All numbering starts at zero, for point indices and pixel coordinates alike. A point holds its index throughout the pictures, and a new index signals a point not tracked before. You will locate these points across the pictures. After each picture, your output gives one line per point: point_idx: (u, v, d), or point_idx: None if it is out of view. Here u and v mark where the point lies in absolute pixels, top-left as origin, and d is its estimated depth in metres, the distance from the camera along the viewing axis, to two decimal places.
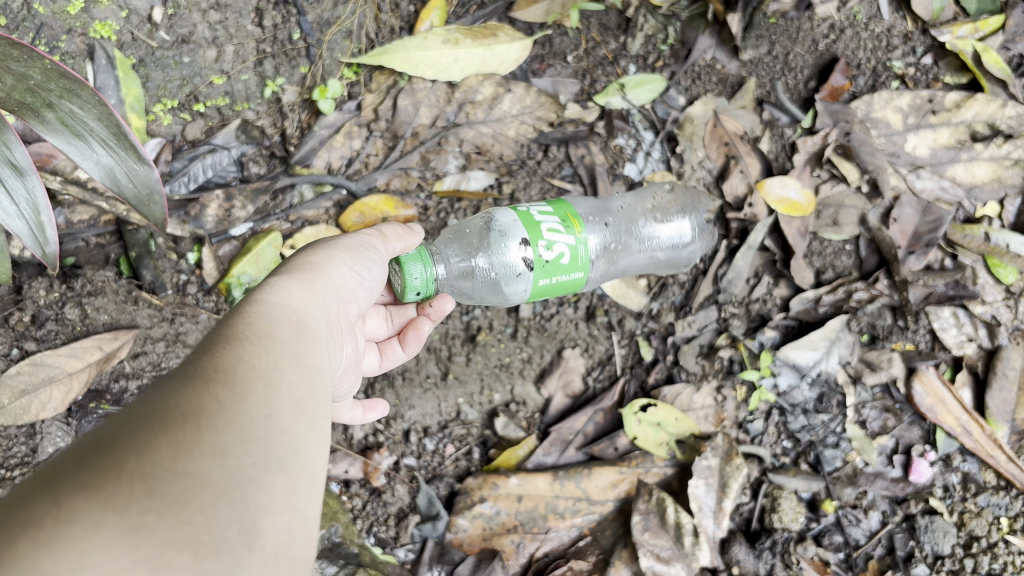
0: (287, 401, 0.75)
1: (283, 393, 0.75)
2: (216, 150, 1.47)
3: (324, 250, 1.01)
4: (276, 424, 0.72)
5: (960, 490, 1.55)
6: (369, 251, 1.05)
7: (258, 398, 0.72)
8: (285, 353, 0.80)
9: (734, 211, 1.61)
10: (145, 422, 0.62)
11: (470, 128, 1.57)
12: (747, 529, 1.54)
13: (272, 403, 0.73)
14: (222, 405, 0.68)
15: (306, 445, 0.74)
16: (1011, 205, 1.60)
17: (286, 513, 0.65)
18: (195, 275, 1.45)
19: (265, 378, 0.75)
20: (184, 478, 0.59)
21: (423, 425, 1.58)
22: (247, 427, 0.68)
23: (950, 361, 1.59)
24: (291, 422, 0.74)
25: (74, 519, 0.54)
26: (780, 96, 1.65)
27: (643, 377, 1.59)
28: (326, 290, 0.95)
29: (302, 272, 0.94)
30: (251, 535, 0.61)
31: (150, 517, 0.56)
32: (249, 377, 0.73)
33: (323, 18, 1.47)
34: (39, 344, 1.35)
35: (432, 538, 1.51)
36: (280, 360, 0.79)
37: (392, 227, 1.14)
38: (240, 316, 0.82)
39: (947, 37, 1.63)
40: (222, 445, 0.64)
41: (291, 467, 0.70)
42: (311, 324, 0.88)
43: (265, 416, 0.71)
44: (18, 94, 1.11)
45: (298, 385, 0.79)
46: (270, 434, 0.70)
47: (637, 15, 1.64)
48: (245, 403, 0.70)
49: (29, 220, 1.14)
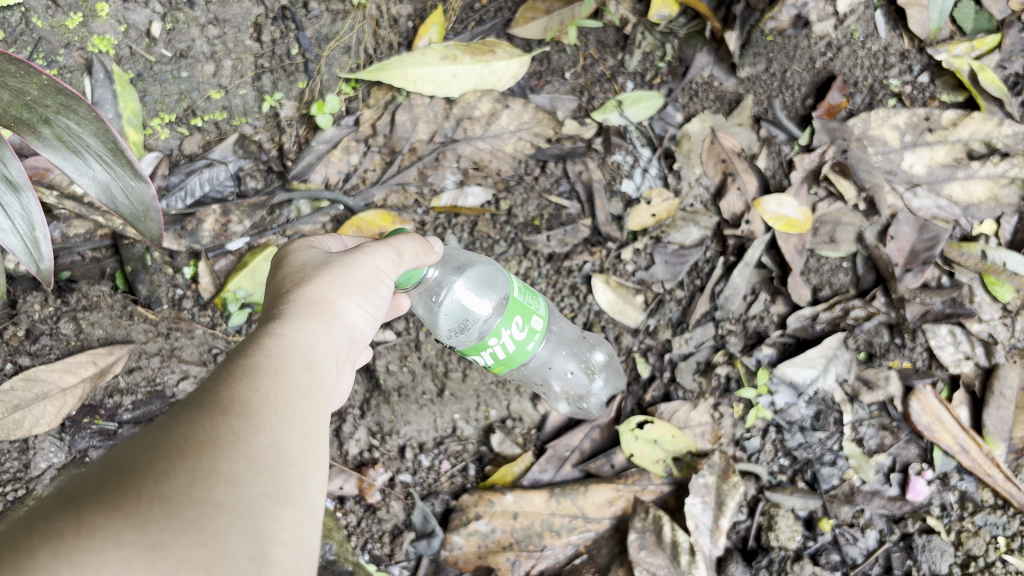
0: (296, 435, 0.78)
1: (294, 428, 0.78)
2: (213, 165, 1.47)
3: (341, 277, 0.96)
4: (286, 458, 0.75)
5: (957, 509, 1.55)
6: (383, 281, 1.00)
7: (271, 431, 0.75)
8: (297, 390, 0.83)
9: (731, 228, 1.62)
10: (164, 447, 0.65)
11: (468, 144, 1.56)
12: (744, 547, 1.54)
13: (284, 437, 0.76)
14: (237, 436, 0.71)
15: (313, 479, 0.77)
16: (1007, 222, 1.61)
17: (294, 542, 0.69)
18: (191, 289, 1.44)
19: (279, 414, 0.78)
20: (200, 502, 0.63)
21: (418, 441, 1.57)
22: (259, 457, 0.72)
23: (947, 380, 1.59)
24: (300, 456, 0.77)
25: (93, 534, 0.57)
26: (777, 114, 1.65)
27: (640, 395, 1.59)
28: (338, 327, 0.94)
29: (319, 309, 0.92)
30: (261, 562, 0.64)
31: (167, 536, 0.59)
32: (263, 411, 0.76)
33: (321, 34, 1.49)
34: (33, 359, 1.34)
35: (427, 555, 1.50)
36: (293, 395, 0.82)
37: (410, 244, 1.05)
38: (258, 348, 0.84)
39: (943, 55, 1.63)
40: (236, 474, 0.68)
41: (300, 498, 0.73)
42: (324, 360, 0.90)
43: (276, 449, 0.74)
44: (15, 110, 1.11)
45: (308, 421, 0.82)
46: (282, 466, 0.73)
47: (635, 32, 1.65)
48: (257, 434, 0.73)
49: (24, 236, 1.13)
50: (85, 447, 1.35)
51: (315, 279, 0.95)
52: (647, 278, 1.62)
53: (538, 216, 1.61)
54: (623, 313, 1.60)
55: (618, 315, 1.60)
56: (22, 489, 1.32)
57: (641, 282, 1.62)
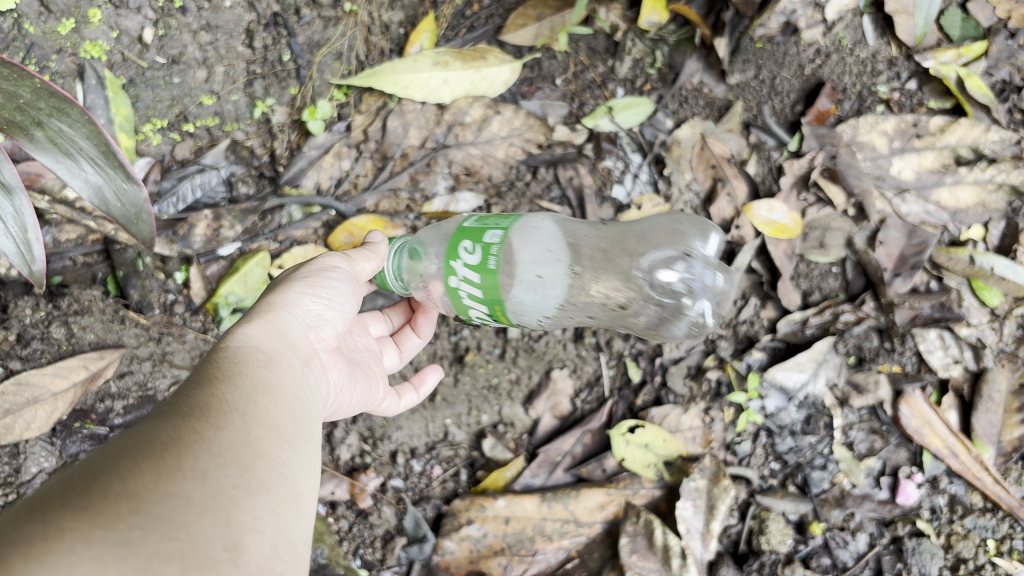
0: (265, 429, 0.80)
1: (260, 421, 0.80)
2: (205, 170, 1.47)
3: (284, 285, 1.05)
4: (254, 450, 0.76)
5: (947, 512, 1.56)
6: (327, 272, 1.06)
7: (236, 428, 0.77)
8: (256, 386, 0.85)
9: (722, 233, 1.62)
10: (127, 454, 0.67)
11: (459, 150, 1.57)
12: (735, 551, 1.54)
13: (250, 430, 0.78)
14: (200, 435, 0.73)
15: (288, 469, 0.78)
16: (995, 227, 1.63)
17: (271, 531, 0.69)
18: (182, 294, 1.45)
19: (240, 408, 0.80)
20: (166, 498, 0.63)
21: (410, 446, 1.57)
22: (225, 452, 0.73)
23: (936, 384, 1.60)
24: (268, 448, 0.78)
25: (62, 536, 0.57)
26: (767, 120, 1.66)
27: (632, 399, 1.59)
28: (286, 324, 0.99)
29: (261, 313, 0.99)
30: (237, 551, 0.63)
31: (137, 532, 0.59)
32: (226, 411, 0.78)
33: (313, 40, 1.49)
34: (24, 363, 1.34)
35: (419, 560, 1.50)
36: (254, 393, 0.84)
37: (358, 249, 1.13)
38: (210, 362, 0.88)
39: (930, 62, 1.64)
40: (202, 468, 0.69)
41: (273, 489, 0.73)
42: (281, 357, 0.94)
43: (244, 444, 0.76)
44: (7, 112, 1.11)
45: (275, 413, 0.84)
46: (253, 460, 0.75)
47: (625, 39, 1.66)
48: (223, 432, 0.75)
49: (16, 237, 1.13)
50: (76, 451, 1.35)
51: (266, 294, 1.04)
52: None
53: None
54: None
55: None
56: (14, 493, 1.31)
57: None
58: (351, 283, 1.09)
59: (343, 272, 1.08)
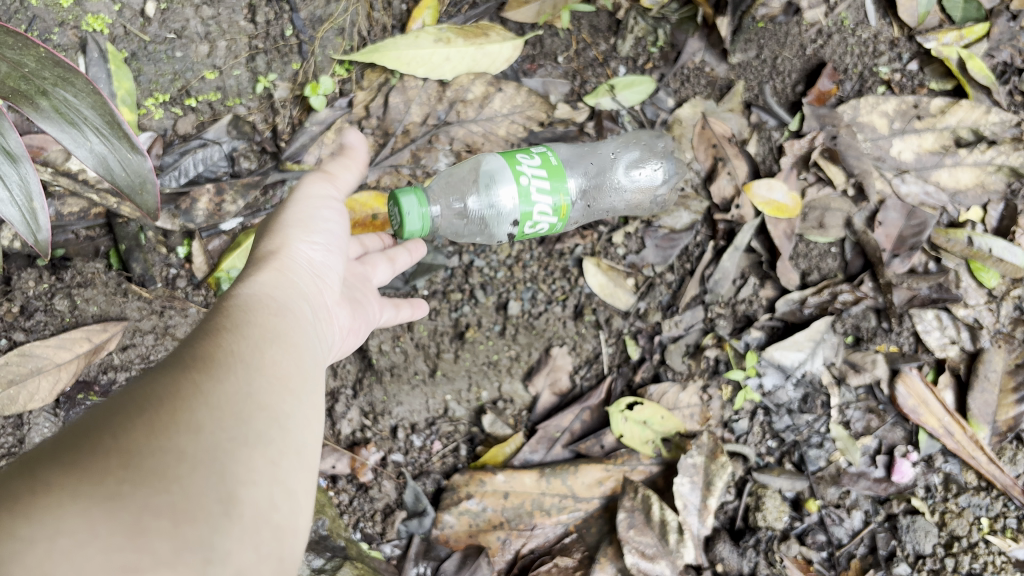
0: (267, 380, 0.80)
1: (264, 373, 0.80)
2: (207, 145, 1.47)
3: (280, 221, 1.05)
4: (255, 401, 0.76)
5: (941, 491, 1.58)
6: (318, 211, 1.08)
7: (238, 378, 0.77)
8: (264, 338, 0.85)
9: (722, 212, 1.63)
10: (124, 407, 0.67)
11: (460, 127, 1.56)
12: (731, 527, 1.56)
13: (253, 382, 0.78)
14: (202, 386, 0.72)
15: (290, 420, 0.78)
16: (994, 209, 1.64)
17: (267, 482, 0.69)
18: (185, 269, 1.46)
19: (243, 359, 0.80)
20: (160, 451, 0.64)
21: (411, 421, 1.58)
22: (225, 402, 0.72)
23: (933, 363, 1.62)
24: (269, 397, 0.78)
25: (51, 492, 0.58)
26: (768, 100, 1.66)
27: (630, 376, 1.61)
28: (295, 274, 1.00)
29: (270, 259, 0.99)
30: (230, 504, 0.64)
31: (127, 487, 0.60)
32: (228, 362, 0.78)
33: (315, 16, 1.48)
34: (28, 335, 1.35)
35: (418, 534, 1.52)
36: (259, 344, 0.84)
37: (338, 160, 1.13)
38: (220, 309, 0.88)
39: (932, 44, 1.65)
40: (200, 420, 0.69)
41: (272, 441, 0.74)
42: (289, 307, 0.94)
43: (245, 394, 0.76)
44: (13, 81, 1.11)
45: (280, 366, 0.84)
46: (252, 410, 0.74)
47: (627, 17, 1.66)
48: (225, 383, 0.75)
49: (21, 206, 1.14)
50: None
51: (269, 236, 1.04)
52: (638, 262, 1.63)
53: None
54: (614, 296, 1.62)
55: (609, 297, 1.62)
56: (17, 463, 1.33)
57: (632, 265, 1.63)
58: (337, 226, 1.10)
59: (330, 209, 1.09)
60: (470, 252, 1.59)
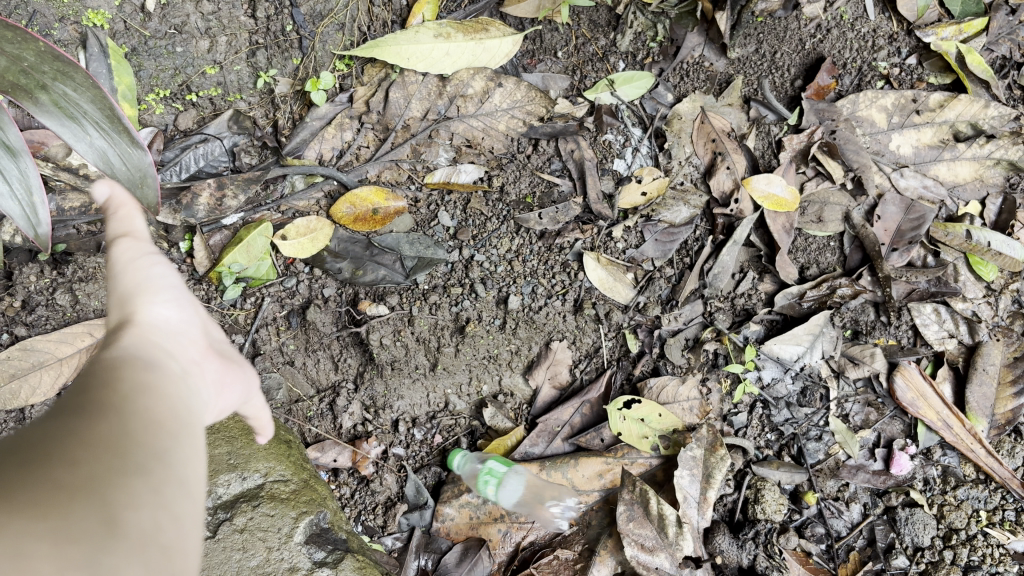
0: (136, 423, 0.56)
1: (138, 417, 0.57)
2: (208, 140, 1.48)
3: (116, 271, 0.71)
4: (126, 443, 0.54)
5: (939, 483, 1.60)
6: (143, 245, 0.73)
7: (109, 412, 0.55)
8: (121, 387, 0.58)
9: (721, 206, 1.63)
10: None
11: (460, 122, 1.57)
12: (730, 520, 1.58)
13: (122, 422, 0.55)
14: (79, 423, 0.53)
15: (172, 459, 0.56)
16: (992, 203, 1.67)
17: (152, 513, 0.51)
18: (186, 264, 1.47)
19: (112, 401, 0.56)
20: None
21: (411, 415, 1.60)
22: (82, 437, 0.52)
23: (931, 357, 1.64)
24: (139, 443, 0.55)
25: None
26: (767, 95, 1.65)
27: (630, 369, 1.62)
28: (156, 338, 0.68)
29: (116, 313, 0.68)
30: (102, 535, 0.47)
31: None
32: (89, 400, 0.56)
33: (316, 11, 1.48)
34: (29, 329, 1.36)
35: (419, 527, 1.55)
36: (115, 390, 0.58)
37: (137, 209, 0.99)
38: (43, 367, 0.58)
39: (931, 38, 1.65)
40: (54, 465, 0.49)
41: (146, 469, 0.53)
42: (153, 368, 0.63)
43: (97, 438, 0.52)
44: (10, 75, 1.05)
45: (150, 408, 0.59)
46: (110, 450, 0.52)
47: (626, 12, 1.62)
48: (78, 426, 0.52)
49: (22, 202, 1.07)
50: None
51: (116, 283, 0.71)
52: (638, 256, 1.63)
53: (529, 194, 1.61)
54: (614, 290, 1.61)
55: (609, 291, 1.61)
56: None
57: (631, 259, 1.63)
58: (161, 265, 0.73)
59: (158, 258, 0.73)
60: (471, 246, 1.58)
